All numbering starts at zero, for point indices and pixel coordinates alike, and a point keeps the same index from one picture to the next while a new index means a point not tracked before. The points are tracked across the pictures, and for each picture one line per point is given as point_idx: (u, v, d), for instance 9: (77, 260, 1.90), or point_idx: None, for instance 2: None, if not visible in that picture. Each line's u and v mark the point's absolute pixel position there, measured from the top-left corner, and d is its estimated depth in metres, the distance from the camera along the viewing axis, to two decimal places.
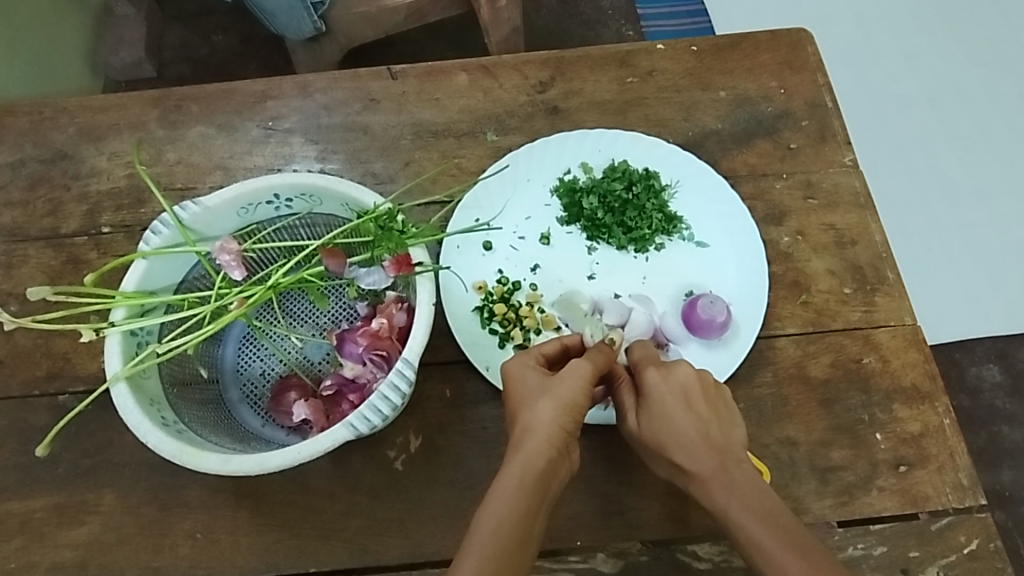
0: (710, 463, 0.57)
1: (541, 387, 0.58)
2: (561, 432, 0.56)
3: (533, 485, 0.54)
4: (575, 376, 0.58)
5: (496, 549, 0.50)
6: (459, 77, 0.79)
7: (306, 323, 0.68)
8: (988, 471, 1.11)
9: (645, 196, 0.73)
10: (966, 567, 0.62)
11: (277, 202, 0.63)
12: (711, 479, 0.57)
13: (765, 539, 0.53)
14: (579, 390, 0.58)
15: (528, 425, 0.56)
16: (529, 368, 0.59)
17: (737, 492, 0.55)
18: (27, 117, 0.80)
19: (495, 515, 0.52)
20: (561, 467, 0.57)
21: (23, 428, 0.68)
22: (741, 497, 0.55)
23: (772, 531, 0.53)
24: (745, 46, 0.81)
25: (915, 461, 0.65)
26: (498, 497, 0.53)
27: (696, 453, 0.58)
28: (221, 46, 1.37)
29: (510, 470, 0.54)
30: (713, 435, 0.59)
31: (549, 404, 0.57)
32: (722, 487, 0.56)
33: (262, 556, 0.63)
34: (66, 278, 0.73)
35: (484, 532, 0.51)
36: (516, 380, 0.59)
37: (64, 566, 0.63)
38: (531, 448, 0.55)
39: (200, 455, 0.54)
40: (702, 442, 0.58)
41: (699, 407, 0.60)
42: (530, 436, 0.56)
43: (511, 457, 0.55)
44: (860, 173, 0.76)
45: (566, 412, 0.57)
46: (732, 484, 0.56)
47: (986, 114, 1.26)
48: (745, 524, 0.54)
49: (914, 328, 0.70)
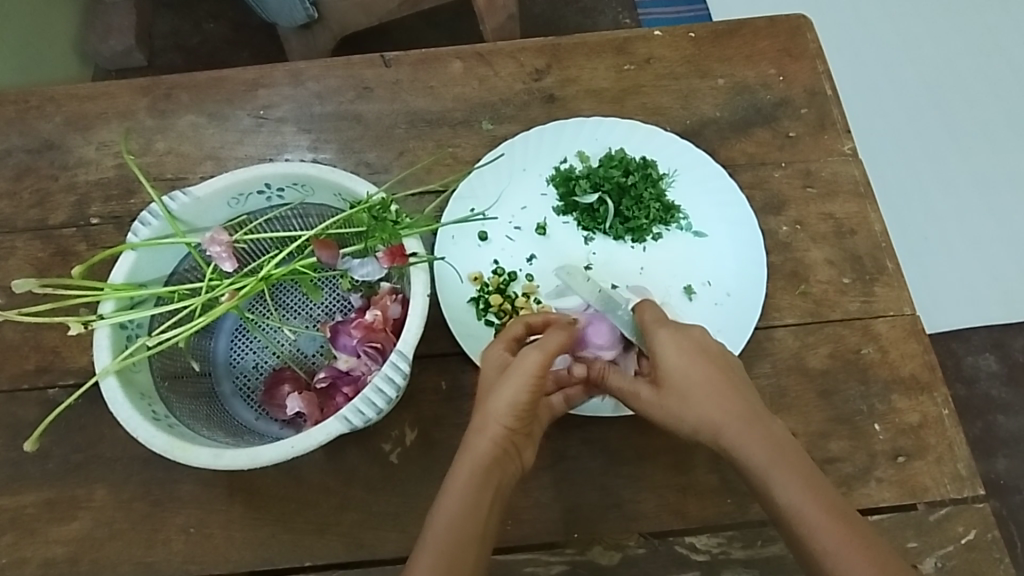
0: (750, 433, 0.56)
1: (495, 383, 0.57)
2: (510, 434, 0.56)
3: (482, 482, 0.54)
4: (522, 369, 0.56)
5: (449, 546, 0.50)
6: (453, 65, 0.78)
7: (299, 315, 0.67)
8: (984, 459, 1.11)
9: (643, 184, 0.71)
10: (963, 557, 0.62)
11: (269, 191, 0.61)
12: (771, 467, 0.54)
13: (847, 556, 0.50)
14: (529, 384, 0.56)
15: (480, 427, 0.56)
16: (500, 352, 0.59)
17: (801, 481, 0.53)
18: (13, 107, 0.78)
19: (447, 512, 0.52)
20: (511, 468, 0.56)
21: (13, 423, 0.67)
22: (819, 513, 0.52)
23: (825, 510, 0.52)
24: (744, 33, 0.80)
25: (913, 452, 0.65)
26: (450, 498, 0.53)
27: (708, 419, 0.57)
28: (213, 34, 1.36)
29: (459, 472, 0.54)
30: (726, 389, 0.58)
31: (496, 402, 0.56)
32: (781, 479, 0.53)
33: (256, 551, 0.62)
34: (55, 270, 0.72)
35: (435, 529, 0.51)
36: (488, 368, 0.59)
37: (55, 562, 0.63)
38: (478, 446, 0.55)
39: (191, 450, 0.53)
40: (719, 413, 0.57)
41: (691, 365, 0.58)
42: (478, 429, 0.55)
43: (460, 455, 0.55)
44: (859, 162, 0.75)
45: (513, 411, 0.56)
46: (796, 474, 0.54)
47: (984, 104, 1.26)
48: (791, 492, 0.53)
49: (913, 318, 0.69)
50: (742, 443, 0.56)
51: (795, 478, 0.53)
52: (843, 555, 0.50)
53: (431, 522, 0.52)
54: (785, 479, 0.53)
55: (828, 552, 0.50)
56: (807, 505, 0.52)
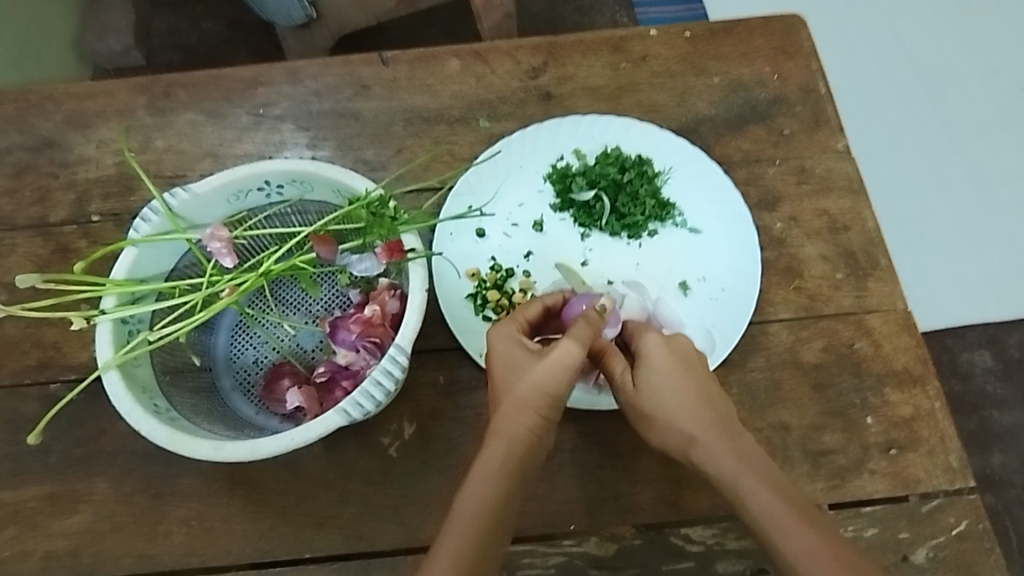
0: (721, 445, 0.57)
1: (518, 366, 0.57)
2: (541, 423, 0.57)
3: (511, 471, 0.55)
4: (558, 360, 0.56)
5: (467, 543, 0.52)
6: (450, 63, 0.79)
7: (298, 311, 0.68)
8: (979, 454, 1.12)
9: (638, 181, 0.72)
10: (955, 548, 0.63)
11: (268, 188, 0.62)
12: (740, 478, 0.55)
13: (816, 561, 0.51)
14: (565, 377, 0.57)
15: (509, 414, 0.56)
16: (513, 334, 0.59)
17: (771, 489, 0.55)
18: (13, 105, 0.79)
19: (474, 502, 0.53)
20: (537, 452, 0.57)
21: (14, 418, 0.67)
22: (792, 522, 0.53)
23: (794, 521, 0.53)
24: (739, 31, 0.80)
25: (906, 444, 0.66)
26: (476, 488, 0.54)
27: (683, 429, 0.58)
28: (210, 33, 1.36)
29: (488, 458, 0.55)
30: (706, 401, 0.59)
31: (527, 390, 0.56)
32: (751, 489, 0.55)
33: (257, 543, 0.63)
34: (56, 266, 0.73)
35: (458, 525, 0.53)
36: (500, 347, 0.58)
37: (58, 554, 0.63)
38: (511, 430, 0.56)
39: (191, 443, 0.54)
40: (694, 425, 0.58)
41: (679, 375, 0.59)
42: (509, 412, 0.56)
43: (489, 439, 0.56)
44: (853, 159, 0.76)
45: (543, 399, 0.56)
46: (766, 484, 0.55)
47: (978, 102, 1.27)
48: (760, 501, 0.54)
49: (905, 313, 0.70)
50: (711, 459, 0.57)
51: (763, 489, 0.55)
52: (813, 561, 0.51)
53: (452, 516, 0.53)
54: (756, 490, 0.55)
55: (794, 557, 0.52)
56: (777, 520, 0.53)
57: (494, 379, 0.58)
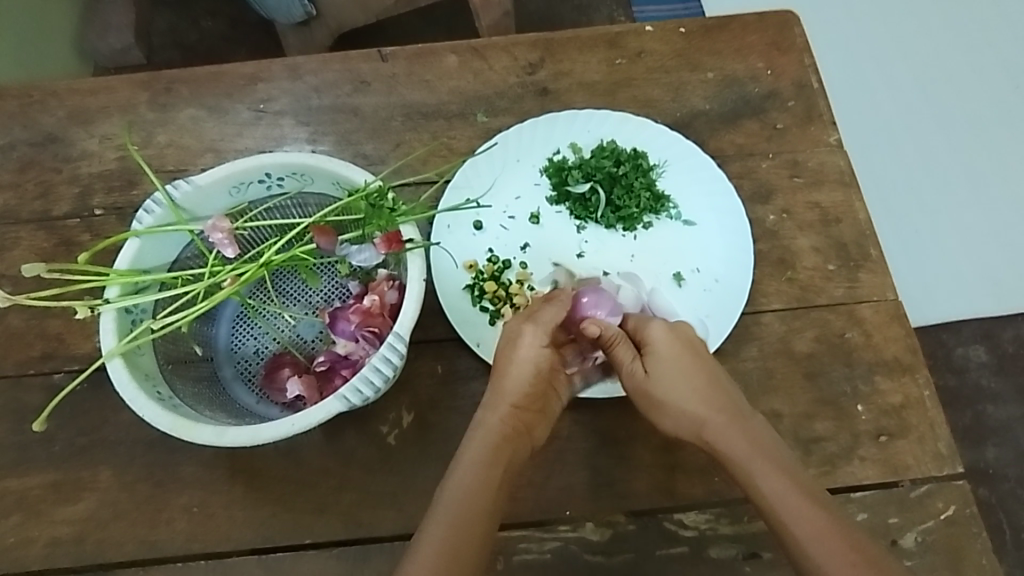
0: (733, 429, 0.59)
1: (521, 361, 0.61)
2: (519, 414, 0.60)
3: (492, 458, 0.57)
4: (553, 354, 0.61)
5: (458, 527, 0.53)
6: (448, 59, 0.80)
7: (298, 302, 0.69)
8: (972, 447, 1.13)
9: (634, 174, 0.73)
10: (944, 532, 0.64)
11: (269, 180, 0.63)
12: (752, 463, 0.57)
13: (820, 545, 0.52)
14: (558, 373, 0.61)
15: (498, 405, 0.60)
16: (523, 329, 0.62)
17: (782, 474, 0.56)
18: (16, 100, 0.80)
19: (459, 485, 0.55)
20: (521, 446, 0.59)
21: (18, 408, 0.68)
22: (800, 504, 0.54)
23: (805, 505, 0.54)
24: (733, 27, 0.82)
25: (896, 431, 0.67)
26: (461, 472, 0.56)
27: (695, 412, 0.60)
28: (210, 31, 1.37)
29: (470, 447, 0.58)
30: (715, 388, 0.61)
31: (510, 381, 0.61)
32: (763, 471, 0.56)
33: (258, 530, 0.64)
34: (59, 259, 0.74)
35: (443, 507, 0.54)
36: (509, 343, 0.62)
37: (62, 541, 0.64)
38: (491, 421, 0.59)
39: (194, 428, 0.55)
40: (705, 408, 0.60)
41: (687, 362, 0.62)
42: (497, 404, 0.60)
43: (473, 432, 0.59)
44: (845, 152, 0.77)
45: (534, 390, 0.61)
46: (777, 468, 0.56)
47: (973, 98, 1.28)
48: (771, 485, 0.56)
49: (896, 303, 0.71)
50: (728, 442, 0.58)
51: (773, 474, 0.56)
52: (820, 543, 0.52)
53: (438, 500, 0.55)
54: (766, 473, 0.56)
55: (807, 541, 0.53)
56: (787, 503, 0.54)
57: (500, 372, 0.62)
